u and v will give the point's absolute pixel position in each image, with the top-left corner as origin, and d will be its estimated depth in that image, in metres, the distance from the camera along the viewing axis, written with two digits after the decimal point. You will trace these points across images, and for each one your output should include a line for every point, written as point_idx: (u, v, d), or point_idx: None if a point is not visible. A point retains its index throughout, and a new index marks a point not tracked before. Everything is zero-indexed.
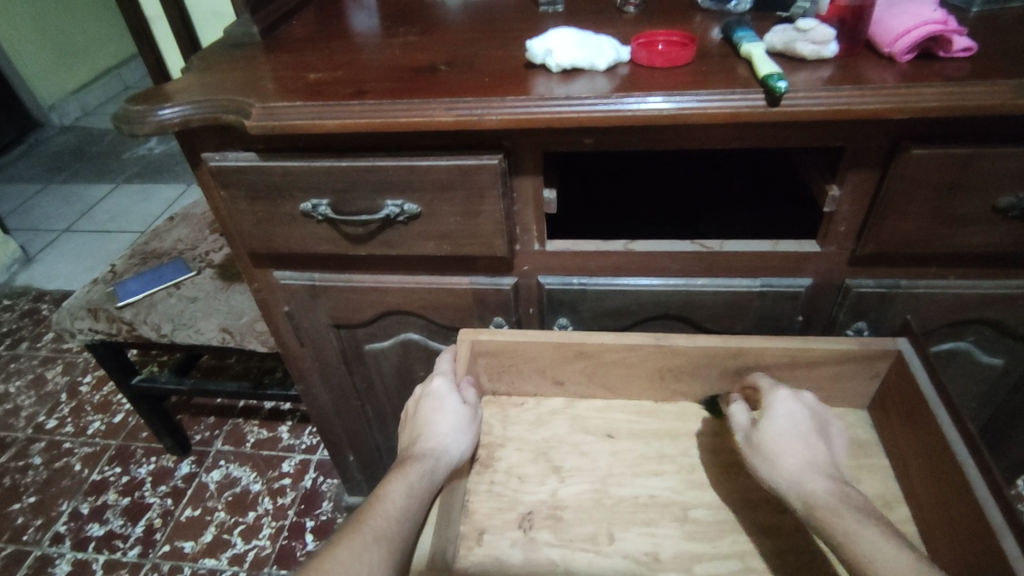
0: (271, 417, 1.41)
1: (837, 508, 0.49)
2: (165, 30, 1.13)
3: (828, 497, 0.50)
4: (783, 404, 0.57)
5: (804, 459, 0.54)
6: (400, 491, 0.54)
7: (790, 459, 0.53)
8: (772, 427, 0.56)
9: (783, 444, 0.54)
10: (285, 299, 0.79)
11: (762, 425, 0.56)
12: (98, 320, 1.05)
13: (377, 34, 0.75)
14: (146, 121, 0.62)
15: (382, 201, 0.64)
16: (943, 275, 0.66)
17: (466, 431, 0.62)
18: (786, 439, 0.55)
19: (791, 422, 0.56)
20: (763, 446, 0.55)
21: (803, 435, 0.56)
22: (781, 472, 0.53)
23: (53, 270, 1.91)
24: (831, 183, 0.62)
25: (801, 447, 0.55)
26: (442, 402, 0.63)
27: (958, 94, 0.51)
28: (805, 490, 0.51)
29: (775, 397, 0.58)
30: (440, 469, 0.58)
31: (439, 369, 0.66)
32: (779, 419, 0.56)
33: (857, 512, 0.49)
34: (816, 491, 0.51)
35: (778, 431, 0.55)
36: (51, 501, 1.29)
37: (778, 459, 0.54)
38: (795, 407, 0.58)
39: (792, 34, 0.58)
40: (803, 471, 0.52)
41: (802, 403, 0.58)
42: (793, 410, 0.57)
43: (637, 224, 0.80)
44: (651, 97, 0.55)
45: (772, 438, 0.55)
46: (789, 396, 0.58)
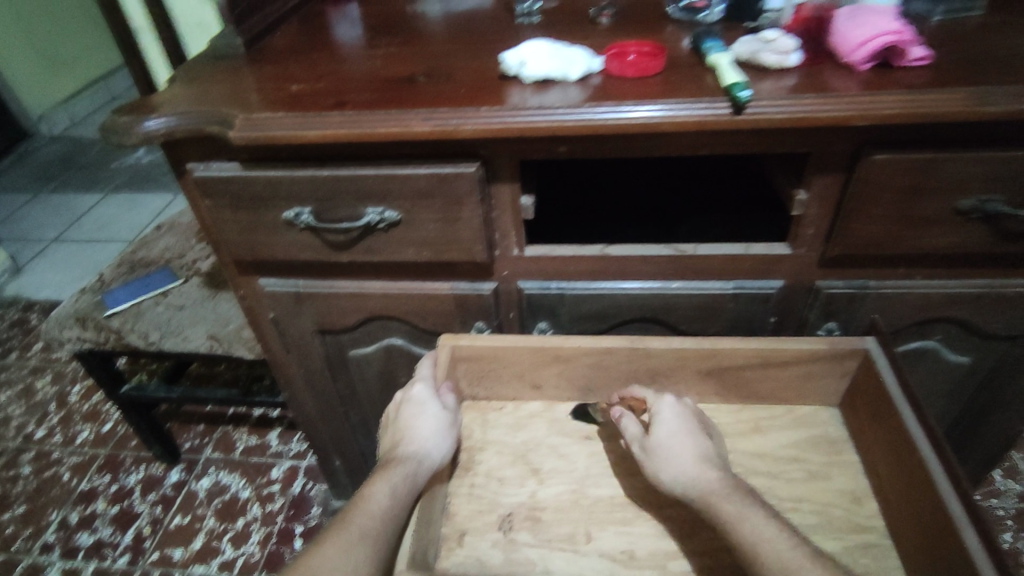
0: (261, 424, 1.42)
1: (723, 501, 0.52)
2: (152, 42, 1.15)
3: (717, 491, 0.53)
4: (669, 410, 0.60)
5: (692, 457, 0.56)
6: (383, 493, 0.55)
7: (680, 460, 0.56)
8: (661, 432, 0.58)
9: (671, 447, 0.57)
10: (269, 306, 0.80)
11: (652, 430, 0.59)
12: (86, 329, 1.06)
13: (359, 45, 0.77)
14: (130, 132, 0.63)
15: (362, 208, 0.66)
16: (909, 276, 0.68)
17: (446, 435, 0.63)
18: (674, 441, 0.58)
19: (675, 425, 0.59)
20: (655, 449, 0.57)
21: (687, 436, 0.58)
22: (673, 472, 0.55)
23: (42, 279, 1.91)
24: (798, 187, 0.64)
25: (689, 446, 0.57)
26: (422, 407, 0.64)
27: (915, 101, 0.53)
28: (697, 488, 0.54)
29: (659, 404, 0.61)
30: (422, 472, 0.59)
31: (419, 375, 0.67)
32: (665, 423, 0.59)
33: (747, 505, 0.52)
34: (703, 487, 0.54)
35: (666, 435, 0.58)
36: (40, 511, 1.29)
37: (668, 461, 0.56)
38: (678, 411, 0.60)
39: (758, 45, 0.60)
40: (691, 469, 0.55)
41: (682, 407, 0.61)
42: (677, 414, 0.60)
43: (616, 228, 0.81)
44: (621, 106, 0.57)
45: (662, 443, 0.57)
46: (671, 401, 0.61)
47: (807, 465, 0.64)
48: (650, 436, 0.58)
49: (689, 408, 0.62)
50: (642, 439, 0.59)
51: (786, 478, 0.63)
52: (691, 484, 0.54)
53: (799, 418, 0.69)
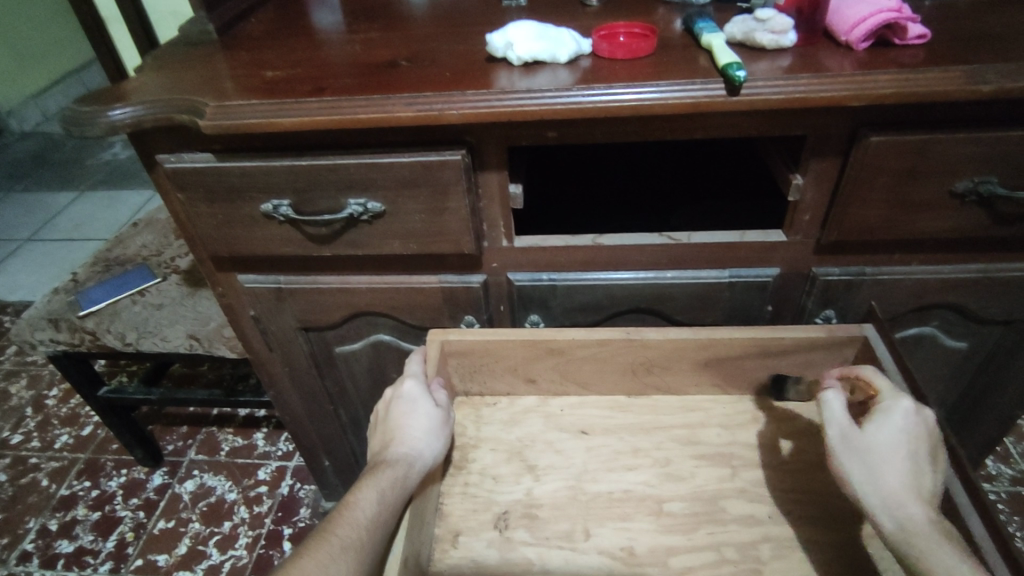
0: (247, 425, 1.39)
1: (926, 542, 0.44)
2: (122, 31, 1.10)
3: (920, 530, 0.45)
4: (900, 418, 0.51)
5: (901, 481, 0.48)
6: (372, 498, 0.53)
7: (888, 479, 0.48)
8: (877, 438, 0.50)
9: (880, 460, 0.49)
10: (251, 303, 0.77)
11: (864, 435, 0.51)
12: (60, 331, 1.02)
13: (339, 31, 0.74)
14: (96, 122, 0.60)
15: (345, 199, 0.63)
16: (906, 261, 0.67)
17: (438, 434, 0.61)
18: (889, 455, 0.49)
19: (898, 438, 0.50)
20: (860, 458, 0.50)
21: (907, 454, 0.49)
22: (873, 490, 0.48)
23: (15, 280, 1.86)
24: (794, 172, 0.62)
25: (904, 469, 0.49)
26: (414, 406, 0.61)
27: (913, 80, 0.52)
28: (900, 518, 0.46)
29: (894, 405, 0.51)
30: (413, 474, 0.57)
31: (409, 371, 0.65)
32: (888, 433, 0.50)
33: (955, 555, 0.43)
34: (905, 520, 0.46)
35: (878, 443, 0.50)
36: (17, 519, 1.25)
37: (870, 475, 0.49)
38: (913, 422, 0.51)
39: (752, 24, 0.58)
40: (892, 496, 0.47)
41: (922, 419, 0.51)
42: (913, 426, 0.51)
43: (608, 217, 0.79)
44: (613, 88, 0.54)
45: (868, 451, 0.50)
46: (908, 407, 0.51)
47: (807, 456, 0.62)
48: (856, 440, 0.51)
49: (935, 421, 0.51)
50: (846, 436, 0.51)
51: (786, 470, 0.62)
52: (889, 509, 0.47)
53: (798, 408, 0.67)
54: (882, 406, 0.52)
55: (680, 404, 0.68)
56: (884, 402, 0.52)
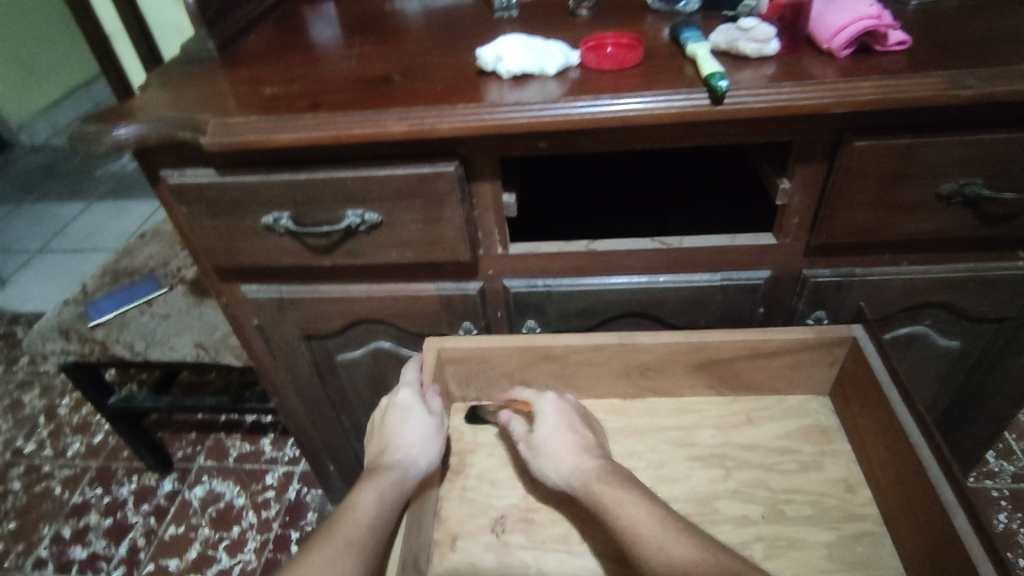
0: (254, 431, 1.41)
1: (603, 491, 0.53)
2: (126, 45, 1.13)
3: (597, 483, 0.54)
4: (549, 406, 0.61)
5: (574, 451, 0.57)
6: (368, 504, 0.54)
7: (561, 456, 0.57)
8: (541, 431, 0.59)
9: (550, 445, 0.58)
10: (254, 313, 0.79)
11: (534, 431, 0.59)
12: (70, 341, 1.05)
13: (335, 45, 0.76)
14: (100, 140, 0.62)
15: (343, 211, 0.65)
16: (895, 262, 0.68)
17: (433, 442, 0.62)
18: (552, 438, 0.58)
19: (557, 420, 0.60)
20: (539, 448, 0.58)
21: (568, 432, 0.59)
22: (558, 470, 0.56)
23: (28, 291, 1.89)
24: (781, 177, 0.63)
25: (568, 443, 0.58)
26: (409, 414, 0.62)
27: (894, 86, 0.53)
28: (581, 482, 0.55)
29: (537, 404, 0.61)
30: (408, 480, 0.58)
31: (405, 380, 0.66)
32: (545, 422, 0.60)
33: (623, 492, 0.52)
34: (586, 479, 0.55)
35: (548, 432, 0.59)
36: (31, 526, 1.27)
37: (552, 459, 0.57)
38: (556, 408, 0.61)
39: (736, 33, 0.59)
40: (572, 466, 0.56)
41: (561, 404, 0.62)
42: (556, 410, 0.61)
43: (602, 223, 0.81)
44: (600, 100, 0.56)
45: (543, 443, 0.58)
46: (547, 397, 0.61)
47: (800, 456, 0.63)
48: (534, 436, 0.59)
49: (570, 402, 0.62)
50: (528, 440, 0.59)
51: (779, 470, 0.63)
52: (573, 481, 0.55)
53: (792, 408, 0.68)
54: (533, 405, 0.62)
55: (674, 406, 0.69)
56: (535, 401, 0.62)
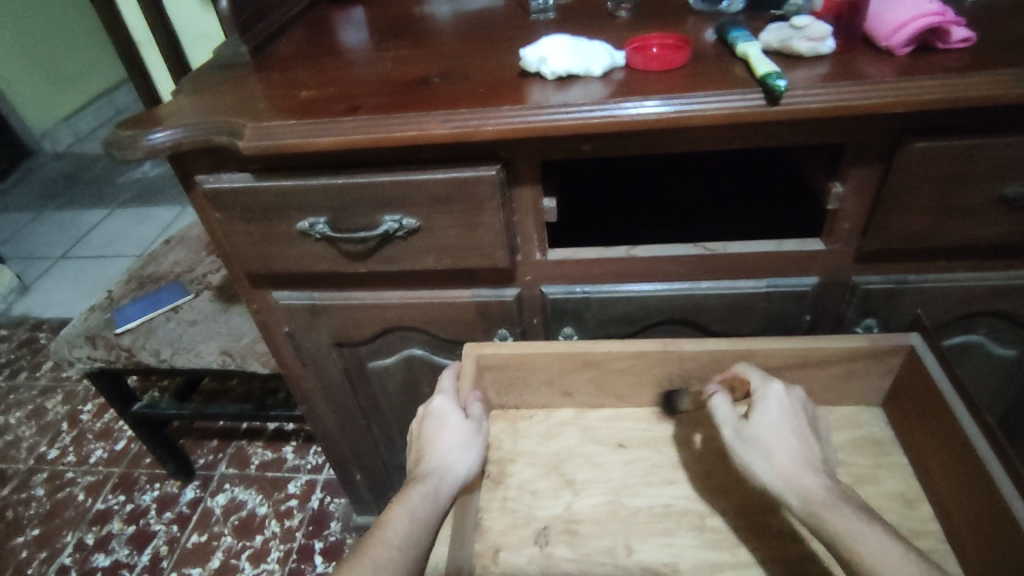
0: (276, 439, 1.40)
1: (828, 509, 0.48)
2: (152, 52, 1.14)
3: (821, 499, 0.49)
4: (777, 403, 0.55)
5: (795, 459, 0.52)
6: (404, 515, 0.53)
7: (780, 460, 0.52)
8: (760, 426, 0.54)
9: (770, 445, 0.53)
10: (286, 319, 0.77)
11: (751, 422, 0.54)
12: (97, 348, 1.04)
13: (368, 49, 0.75)
14: (136, 146, 0.61)
15: (380, 217, 0.63)
16: (950, 268, 0.65)
17: (470, 447, 0.60)
18: (774, 435, 0.53)
19: (782, 420, 0.54)
20: (755, 444, 0.53)
21: (795, 436, 0.54)
22: (774, 472, 0.51)
23: (50, 297, 1.90)
24: (833, 181, 0.61)
25: (792, 447, 0.53)
26: (445, 421, 0.61)
27: (959, 85, 0.51)
28: (799, 491, 0.50)
29: (767, 394, 0.56)
30: (444, 488, 0.56)
31: (441, 387, 0.65)
32: (768, 418, 0.54)
33: (852, 514, 0.47)
34: (805, 492, 0.50)
35: (769, 429, 0.54)
36: (55, 533, 1.27)
37: (769, 460, 0.52)
38: (785, 405, 0.55)
39: (788, 32, 0.58)
40: (790, 473, 0.51)
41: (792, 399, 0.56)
42: (786, 407, 0.55)
43: (639, 230, 0.79)
44: (647, 101, 0.54)
45: (763, 438, 0.53)
46: (778, 389, 0.56)
47: (854, 468, 0.61)
48: (749, 431, 0.54)
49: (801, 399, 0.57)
50: (739, 429, 0.54)
51: None
52: (790, 488, 0.50)
53: (842, 419, 0.66)
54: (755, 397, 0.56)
55: None
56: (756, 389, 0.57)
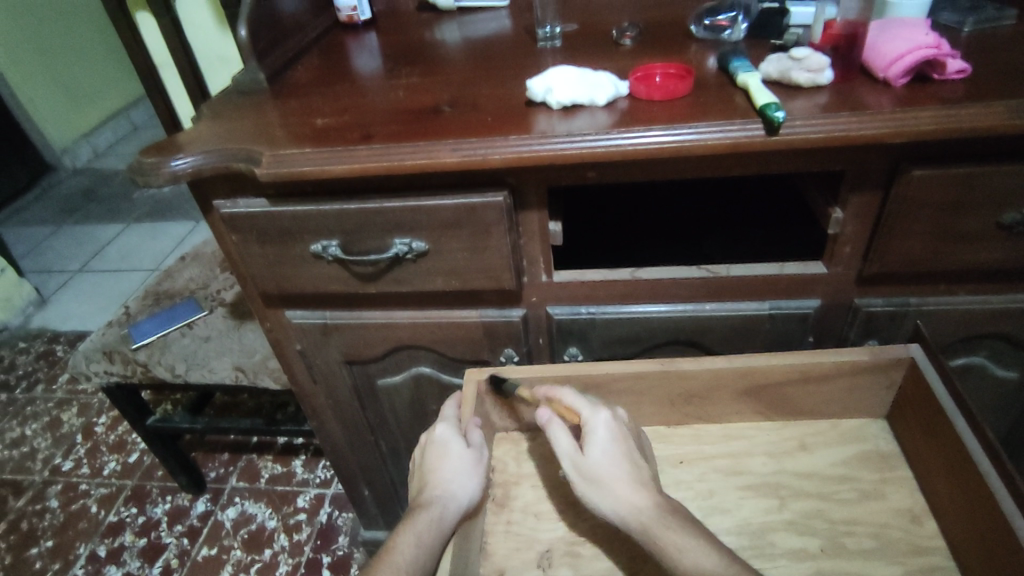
0: (285, 452, 1.41)
1: (665, 533, 0.50)
2: (172, 75, 1.17)
3: (656, 522, 0.51)
4: (602, 429, 0.56)
5: (631, 486, 0.53)
6: (405, 545, 0.54)
7: (618, 488, 0.53)
8: (595, 456, 0.55)
9: (603, 474, 0.54)
10: (297, 337, 0.79)
11: (584, 453, 0.55)
12: (114, 363, 1.07)
13: (380, 76, 0.77)
14: (159, 172, 0.63)
15: (390, 240, 0.65)
16: (952, 291, 0.66)
17: (472, 475, 0.61)
18: (608, 463, 0.54)
19: (612, 447, 0.55)
20: (592, 475, 0.54)
21: (626, 459, 0.55)
22: (612, 501, 0.53)
23: (67, 310, 1.93)
24: (833, 207, 0.62)
25: (624, 471, 0.54)
26: (447, 448, 0.62)
27: (956, 116, 0.52)
28: (636, 516, 0.52)
29: (593, 422, 0.57)
30: (446, 517, 0.57)
31: (444, 415, 0.66)
32: (599, 447, 0.55)
33: (683, 532, 0.50)
34: (642, 516, 0.52)
35: (604, 461, 0.54)
36: (68, 544, 1.29)
37: (609, 492, 0.53)
38: (611, 429, 0.57)
39: (788, 63, 0.59)
40: (627, 499, 0.52)
41: (615, 422, 0.58)
42: (613, 432, 0.57)
43: (644, 254, 0.81)
44: (651, 130, 0.56)
45: (600, 471, 0.54)
46: (602, 415, 0.57)
47: (859, 484, 0.62)
48: (587, 464, 0.54)
49: (623, 422, 0.58)
50: (577, 464, 0.55)
51: (838, 499, 0.61)
52: (631, 515, 0.52)
53: (848, 433, 0.66)
54: (585, 427, 0.57)
55: (722, 435, 0.68)
56: (585, 418, 0.58)
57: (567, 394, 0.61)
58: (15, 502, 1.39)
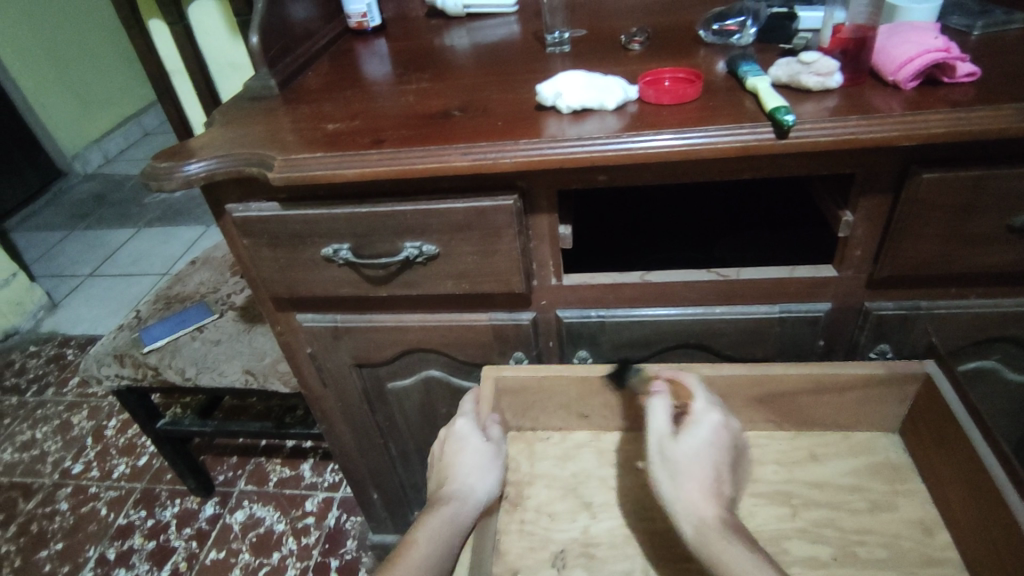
0: (293, 456, 1.42)
1: (719, 540, 0.49)
2: (183, 82, 1.19)
3: (710, 530, 0.50)
4: (707, 430, 0.56)
5: (704, 487, 0.52)
6: (425, 537, 0.54)
7: (691, 488, 0.52)
8: (685, 449, 0.54)
9: (685, 469, 0.53)
10: (308, 340, 0.80)
11: (678, 442, 0.55)
12: (124, 366, 1.08)
13: (390, 82, 0.78)
14: (172, 177, 0.64)
15: (402, 243, 0.66)
16: (963, 294, 0.66)
17: (491, 469, 0.61)
18: (693, 461, 0.54)
19: (707, 449, 0.55)
20: (673, 465, 0.54)
21: (713, 466, 0.54)
22: (679, 496, 0.52)
23: (77, 315, 1.95)
24: (843, 210, 0.62)
25: (704, 476, 0.53)
26: (466, 442, 0.62)
27: (967, 119, 0.52)
28: (695, 519, 0.51)
29: (702, 421, 0.56)
30: (465, 510, 0.57)
31: (463, 410, 0.66)
32: (693, 444, 0.55)
33: (735, 543, 0.49)
34: (701, 521, 0.50)
35: (693, 454, 0.54)
36: (77, 547, 1.30)
37: (682, 485, 0.52)
38: (714, 436, 0.56)
39: (797, 68, 0.59)
40: (693, 500, 0.52)
41: (725, 433, 0.56)
42: (716, 439, 0.56)
43: (653, 258, 0.82)
44: (661, 134, 0.56)
45: (680, 462, 0.54)
46: (714, 419, 0.57)
47: (869, 494, 0.62)
48: (672, 454, 0.54)
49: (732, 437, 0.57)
50: (663, 446, 0.55)
51: (848, 508, 0.61)
52: (689, 515, 0.51)
53: (858, 444, 0.66)
54: (692, 418, 0.57)
55: None
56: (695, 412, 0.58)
57: (700, 390, 0.60)
58: (26, 505, 1.40)
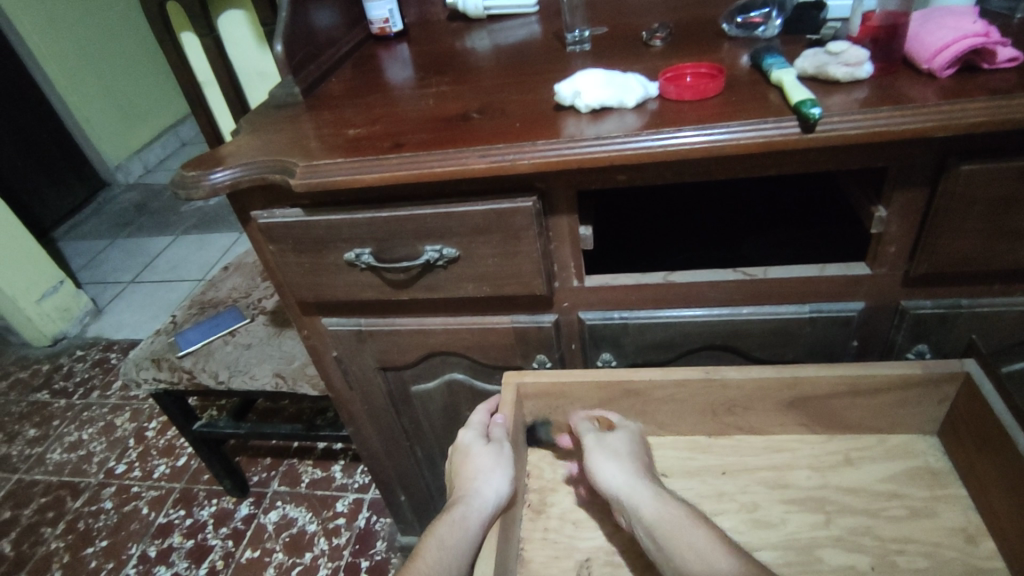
0: (325, 457, 1.44)
1: (666, 509, 0.53)
2: (215, 93, 1.23)
3: (653, 500, 0.54)
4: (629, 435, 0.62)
5: (634, 470, 0.58)
6: (433, 545, 0.55)
7: (627, 470, 0.57)
8: (615, 442, 0.61)
9: (618, 458, 0.59)
10: (334, 344, 0.81)
11: (607, 437, 0.61)
12: (161, 370, 1.11)
13: (412, 86, 0.78)
14: (199, 186, 0.65)
15: (423, 247, 0.66)
16: (1007, 292, 0.62)
17: (497, 470, 0.60)
18: (623, 455, 0.60)
19: (633, 447, 0.61)
20: (607, 451, 0.60)
21: (639, 462, 0.60)
22: (616, 475, 0.57)
23: (120, 320, 2.02)
24: (877, 205, 0.60)
25: (636, 466, 0.59)
26: (470, 450, 0.62)
27: (1008, 107, 0.49)
28: (635, 492, 0.55)
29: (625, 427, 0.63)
30: (472, 514, 0.56)
31: (471, 423, 0.67)
32: (621, 441, 0.61)
33: (679, 508, 0.53)
34: (641, 493, 0.55)
35: (622, 449, 0.60)
36: (121, 545, 1.34)
37: (617, 464, 0.58)
38: (635, 440, 0.62)
39: (824, 58, 0.57)
40: (629, 478, 0.57)
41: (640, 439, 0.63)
42: (636, 441, 0.62)
43: (677, 260, 0.80)
44: (682, 131, 0.55)
45: (614, 454, 0.60)
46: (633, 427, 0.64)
47: (909, 501, 0.59)
48: (608, 441, 0.61)
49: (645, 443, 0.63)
50: (598, 440, 0.61)
51: (887, 516, 0.58)
52: (624, 488, 0.56)
53: (896, 449, 0.63)
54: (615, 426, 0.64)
55: (764, 445, 0.66)
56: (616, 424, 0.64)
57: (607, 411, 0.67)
58: (73, 503, 1.45)
